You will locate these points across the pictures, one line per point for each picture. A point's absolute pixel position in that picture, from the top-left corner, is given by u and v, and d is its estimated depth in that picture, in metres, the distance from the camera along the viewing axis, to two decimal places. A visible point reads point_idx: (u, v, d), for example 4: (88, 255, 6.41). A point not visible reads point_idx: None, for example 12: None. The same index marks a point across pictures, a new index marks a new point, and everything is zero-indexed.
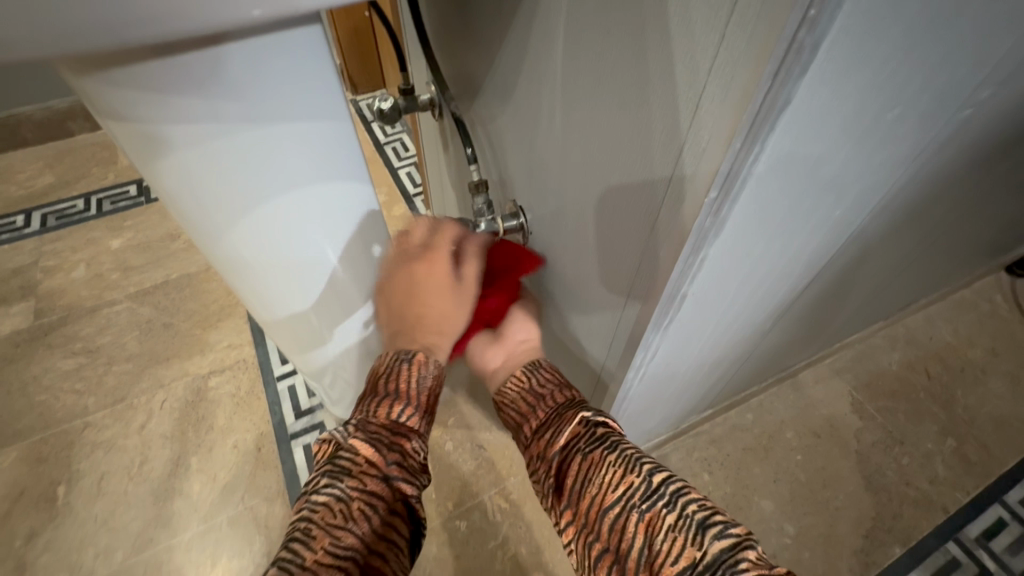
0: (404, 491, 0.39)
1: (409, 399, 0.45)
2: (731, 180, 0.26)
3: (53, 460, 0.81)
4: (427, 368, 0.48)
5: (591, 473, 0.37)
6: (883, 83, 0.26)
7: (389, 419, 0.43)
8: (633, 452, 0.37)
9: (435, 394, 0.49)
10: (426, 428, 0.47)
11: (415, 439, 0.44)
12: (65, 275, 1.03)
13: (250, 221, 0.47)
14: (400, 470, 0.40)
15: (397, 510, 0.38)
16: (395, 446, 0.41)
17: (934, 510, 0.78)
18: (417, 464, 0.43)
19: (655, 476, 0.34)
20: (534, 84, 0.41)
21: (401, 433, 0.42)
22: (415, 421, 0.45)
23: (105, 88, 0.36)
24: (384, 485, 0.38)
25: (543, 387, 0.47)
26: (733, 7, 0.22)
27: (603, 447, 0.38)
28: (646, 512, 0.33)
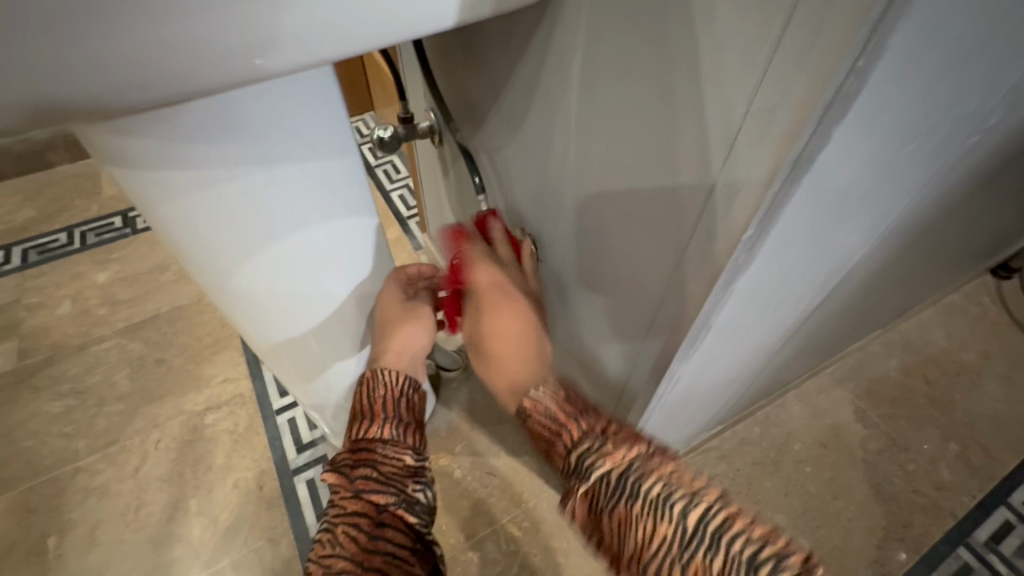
0: (378, 501, 0.40)
1: (366, 412, 0.46)
2: (769, 219, 0.27)
3: (43, 510, 0.78)
4: (380, 378, 0.48)
5: (623, 530, 0.31)
6: (910, 121, 0.27)
7: (349, 439, 0.45)
8: (655, 493, 0.31)
9: (405, 399, 0.48)
10: (404, 430, 0.46)
11: (383, 447, 0.44)
12: (50, 312, 0.99)
13: (258, 260, 0.46)
14: (369, 483, 0.41)
15: (386, 520, 0.40)
16: (361, 463, 0.43)
17: (943, 516, 0.79)
18: (400, 469, 0.43)
19: (689, 514, 0.29)
20: (547, 118, 0.41)
21: (362, 449, 0.43)
22: (379, 430, 0.45)
23: (110, 138, 0.35)
24: (361, 502, 0.40)
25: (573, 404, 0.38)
26: (770, 56, 0.23)
27: (626, 497, 0.31)
28: (688, 564, 0.29)
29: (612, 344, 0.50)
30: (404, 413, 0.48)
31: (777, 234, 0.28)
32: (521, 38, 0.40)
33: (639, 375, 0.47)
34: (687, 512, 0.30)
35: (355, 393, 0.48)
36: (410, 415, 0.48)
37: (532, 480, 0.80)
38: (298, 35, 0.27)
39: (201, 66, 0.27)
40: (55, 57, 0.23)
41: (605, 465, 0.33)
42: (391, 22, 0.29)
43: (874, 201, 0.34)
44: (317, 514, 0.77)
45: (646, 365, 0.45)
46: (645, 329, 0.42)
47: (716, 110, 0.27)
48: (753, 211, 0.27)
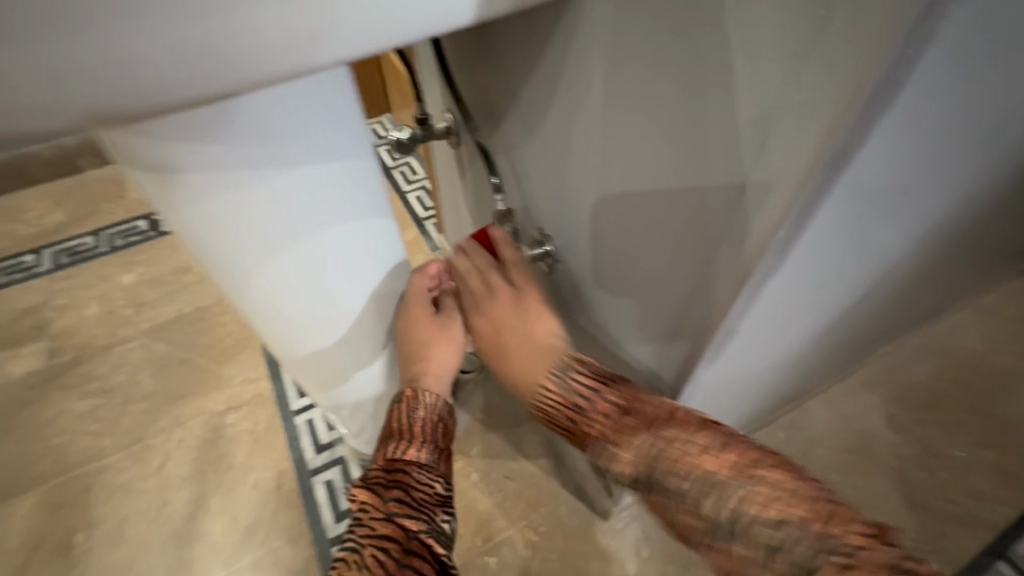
0: (410, 527, 0.40)
1: (402, 434, 0.47)
2: (803, 218, 0.26)
3: (70, 507, 0.80)
4: (420, 401, 0.49)
5: (665, 514, 0.35)
6: (955, 113, 0.25)
7: (384, 459, 0.45)
8: (737, 528, 0.32)
9: (441, 423, 0.49)
10: (436, 459, 0.47)
11: (417, 471, 0.45)
12: (78, 313, 1.02)
13: (278, 262, 0.47)
14: (401, 506, 0.41)
15: (414, 548, 0.38)
16: (395, 483, 0.43)
17: (978, 527, 0.76)
18: (430, 496, 0.44)
19: (783, 552, 0.30)
20: (568, 117, 0.41)
21: (397, 469, 0.44)
22: (416, 452, 0.46)
23: (133, 141, 0.36)
24: (392, 525, 0.39)
25: (625, 422, 0.38)
26: (808, 47, 0.22)
27: (714, 534, 0.32)
28: (717, 546, 0.32)
29: (633, 347, 0.49)
30: (438, 441, 0.48)
31: (810, 234, 0.27)
32: (541, 35, 0.39)
33: (661, 379, 0.46)
34: (777, 548, 0.30)
35: (394, 410, 0.48)
36: (444, 443, 0.49)
37: (549, 483, 0.79)
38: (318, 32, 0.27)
39: (222, 66, 0.26)
40: (76, 62, 0.23)
41: (682, 506, 0.34)
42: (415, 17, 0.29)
43: (912, 198, 0.32)
44: (336, 514, 0.78)
45: (669, 368, 0.44)
46: (669, 332, 0.41)
47: (747, 106, 0.26)
48: (786, 211, 0.26)
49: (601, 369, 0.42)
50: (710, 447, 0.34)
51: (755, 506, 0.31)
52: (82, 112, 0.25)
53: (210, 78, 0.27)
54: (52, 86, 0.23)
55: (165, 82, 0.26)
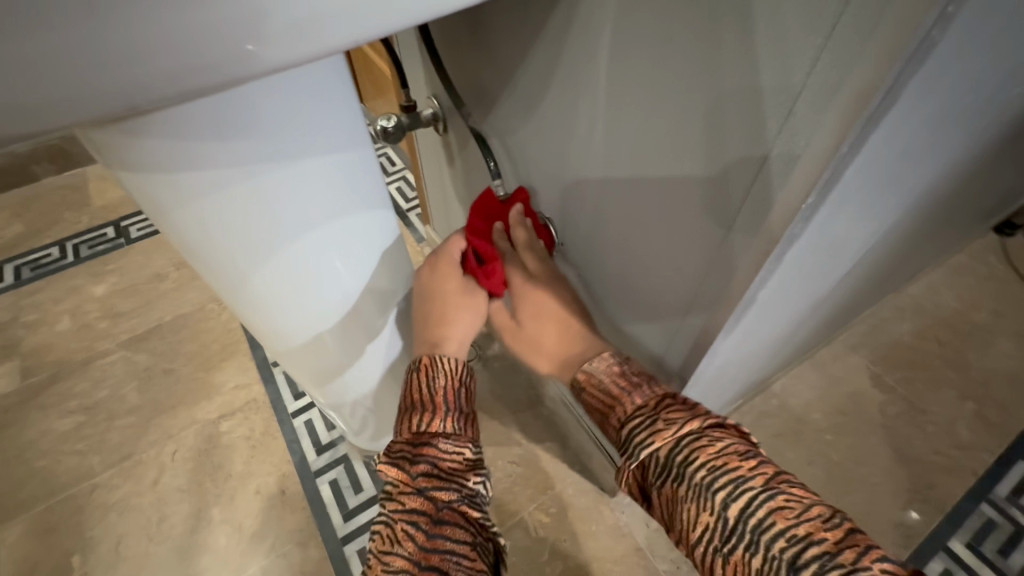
0: (441, 498, 0.40)
1: (427, 405, 0.45)
2: (831, 185, 0.26)
3: (63, 529, 0.77)
4: (438, 368, 0.46)
5: (670, 508, 0.33)
6: (969, 71, 0.26)
7: (410, 432, 0.44)
8: (702, 477, 0.32)
9: (464, 389, 0.47)
10: (463, 424, 0.45)
11: (442, 441, 0.43)
12: (50, 329, 0.97)
13: (277, 262, 0.45)
14: (430, 479, 0.41)
15: (448, 517, 0.40)
16: (422, 457, 0.42)
17: (964, 475, 0.79)
18: (460, 464, 0.43)
19: (737, 502, 0.30)
20: (570, 96, 0.40)
21: (423, 443, 0.43)
22: (441, 423, 0.44)
23: (117, 140, 0.33)
24: (423, 499, 0.40)
25: (630, 378, 0.40)
26: (840, 11, 0.22)
27: (673, 477, 0.33)
28: (727, 552, 0.30)
29: (641, 325, 0.48)
30: (462, 406, 0.46)
31: (833, 199, 0.28)
32: (539, 10, 0.38)
33: (673, 355, 0.46)
34: (798, 567, 0.27)
35: (414, 379, 0.46)
36: (469, 407, 0.47)
37: (556, 466, 0.80)
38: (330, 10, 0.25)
39: (231, 53, 0.25)
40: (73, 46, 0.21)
41: (693, 454, 0.33)
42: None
43: (918, 161, 0.33)
44: (344, 514, 0.77)
45: (682, 344, 0.44)
46: (683, 309, 0.41)
47: (770, 73, 0.25)
48: (815, 178, 0.26)
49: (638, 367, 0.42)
50: (700, 411, 0.35)
51: (773, 512, 0.29)
52: (82, 107, 0.24)
53: (218, 65, 0.25)
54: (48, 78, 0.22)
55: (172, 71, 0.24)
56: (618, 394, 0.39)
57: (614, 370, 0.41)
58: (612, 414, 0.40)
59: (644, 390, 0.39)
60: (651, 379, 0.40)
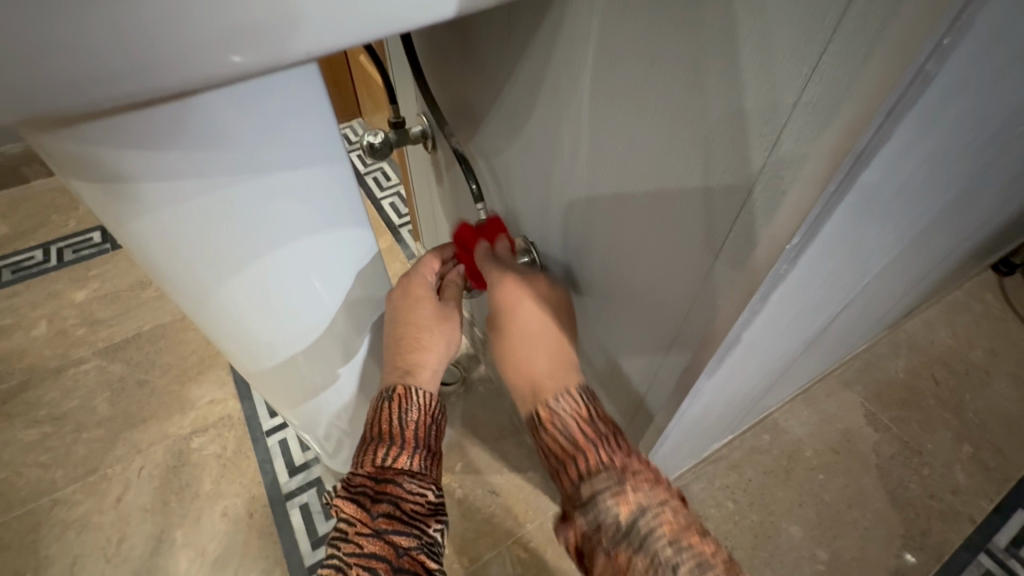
0: (400, 543, 0.38)
1: (394, 438, 0.43)
2: (817, 223, 0.25)
3: (17, 547, 0.73)
4: (412, 403, 0.44)
5: None
6: (966, 108, 0.24)
7: (373, 466, 0.41)
8: (666, 552, 0.32)
9: (434, 425, 0.45)
10: (427, 465, 0.44)
11: (407, 481, 0.41)
12: (24, 334, 0.94)
13: (243, 277, 0.43)
14: (391, 521, 0.39)
15: (405, 565, 0.37)
16: (384, 496, 0.40)
17: (962, 521, 0.77)
18: (422, 507, 0.41)
19: None
20: (554, 118, 0.38)
21: (387, 479, 0.41)
22: (408, 460, 0.42)
23: (67, 147, 0.32)
24: (381, 542, 0.37)
25: (597, 427, 0.39)
26: (829, 38, 0.20)
27: (632, 545, 0.33)
28: None
29: (624, 359, 0.47)
30: (430, 444, 0.45)
31: (820, 238, 0.26)
32: (524, 28, 0.37)
33: (656, 390, 0.44)
34: None
35: (385, 409, 0.44)
36: (437, 446, 0.45)
37: (537, 498, 0.76)
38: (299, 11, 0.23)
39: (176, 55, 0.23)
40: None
41: (660, 527, 0.33)
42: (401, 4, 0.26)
43: (911, 201, 0.31)
44: (312, 541, 0.73)
45: (665, 379, 0.42)
46: (665, 344, 0.39)
47: (757, 101, 0.24)
48: (802, 217, 0.25)
49: (600, 411, 0.41)
50: (667, 484, 0.36)
51: None
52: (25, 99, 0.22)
53: (180, 63, 0.23)
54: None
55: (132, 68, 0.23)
56: (585, 444, 0.38)
57: (581, 414, 0.40)
58: (571, 463, 0.39)
59: (612, 446, 0.38)
60: (617, 433, 0.39)
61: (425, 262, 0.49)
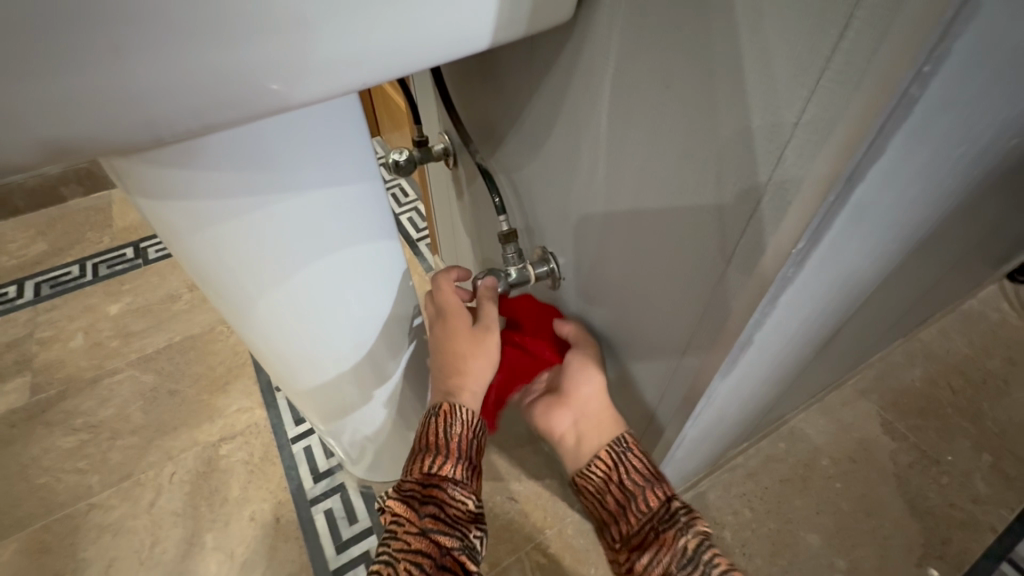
0: (444, 543, 0.40)
1: (441, 449, 0.45)
2: (819, 231, 0.27)
3: (56, 550, 0.76)
4: (456, 418, 0.46)
5: None
6: (958, 125, 0.26)
7: (422, 473, 0.43)
8: None
9: (477, 438, 0.47)
10: (469, 476, 0.45)
11: (451, 488, 0.43)
12: (63, 345, 0.99)
13: (284, 288, 0.46)
14: (437, 522, 0.41)
15: (447, 565, 0.40)
16: (430, 499, 0.42)
17: (983, 531, 0.76)
18: (463, 513, 0.43)
19: None
20: (573, 137, 0.41)
21: (433, 485, 0.43)
22: (452, 469, 0.44)
23: (137, 169, 0.35)
24: (426, 541, 0.40)
25: (641, 476, 0.45)
26: (826, 64, 0.23)
27: (696, 571, 0.38)
28: None
29: (641, 364, 0.48)
30: (473, 455, 0.47)
31: (824, 245, 0.28)
32: (546, 55, 0.40)
33: (671, 393, 0.46)
34: None
35: (431, 423, 0.46)
36: (478, 458, 0.47)
37: (555, 504, 0.78)
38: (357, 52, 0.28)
39: (254, 90, 0.27)
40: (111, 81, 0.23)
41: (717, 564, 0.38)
42: (396, 48, 0.29)
43: (912, 209, 0.33)
44: (337, 546, 0.75)
45: (680, 384, 0.44)
46: (681, 348, 0.41)
47: (762, 120, 0.26)
48: (806, 224, 0.26)
49: (650, 460, 0.46)
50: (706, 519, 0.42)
51: None
52: (54, 137, 0.24)
53: (254, 99, 0.27)
54: (28, 104, 0.22)
55: (161, 113, 0.25)
56: (631, 492, 0.44)
57: (623, 468, 0.45)
58: (623, 513, 0.44)
59: (654, 493, 0.43)
60: (659, 478, 0.45)
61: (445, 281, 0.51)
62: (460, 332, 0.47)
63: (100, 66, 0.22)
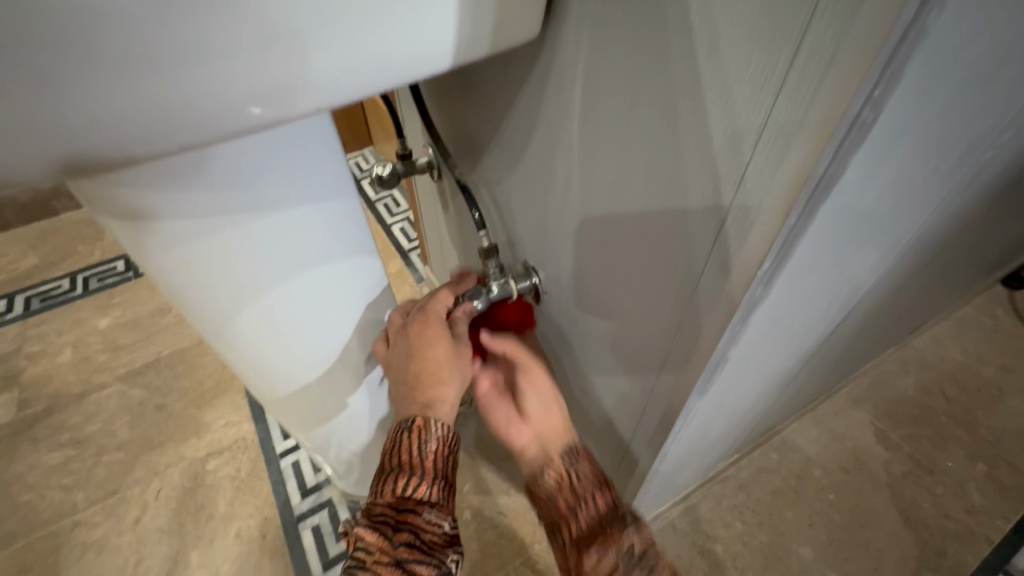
0: (420, 572, 0.40)
1: (415, 469, 0.44)
2: (784, 252, 0.26)
3: (39, 569, 0.75)
4: (431, 433, 0.45)
5: None
6: (923, 142, 0.26)
7: (395, 496, 0.43)
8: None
9: (452, 456, 0.47)
10: (444, 495, 0.45)
11: (426, 511, 0.43)
12: (50, 360, 0.98)
13: (260, 305, 0.46)
14: (412, 550, 0.40)
15: None
16: (404, 525, 0.42)
17: (978, 542, 0.75)
18: (439, 537, 0.43)
19: None
20: (548, 153, 0.41)
21: (407, 509, 0.42)
22: (427, 490, 0.44)
23: (103, 191, 0.35)
24: (400, 571, 0.39)
25: (584, 489, 0.47)
26: (780, 86, 0.22)
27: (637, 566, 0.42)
28: None
29: (622, 380, 0.48)
30: (448, 474, 0.46)
31: (791, 264, 0.28)
32: (519, 71, 0.40)
33: (651, 408, 0.45)
34: None
35: (404, 440, 0.45)
36: (453, 475, 0.47)
37: None
38: (314, 77, 0.27)
39: (208, 116, 0.26)
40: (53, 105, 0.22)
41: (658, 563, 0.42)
42: (353, 71, 0.28)
43: (886, 224, 0.33)
44: (323, 563, 0.75)
45: (659, 400, 0.43)
46: (658, 364, 0.41)
47: (723, 141, 0.26)
48: (770, 243, 0.26)
49: (601, 469, 0.49)
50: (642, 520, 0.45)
51: None
52: (16, 163, 0.23)
53: (209, 124, 0.27)
54: None
55: (136, 132, 0.25)
56: (571, 504, 0.46)
57: (565, 481, 0.47)
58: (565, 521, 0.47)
59: (591, 505, 0.46)
60: (603, 484, 0.47)
61: (441, 296, 0.50)
62: (442, 345, 0.47)
63: (64, 89, 0.22)
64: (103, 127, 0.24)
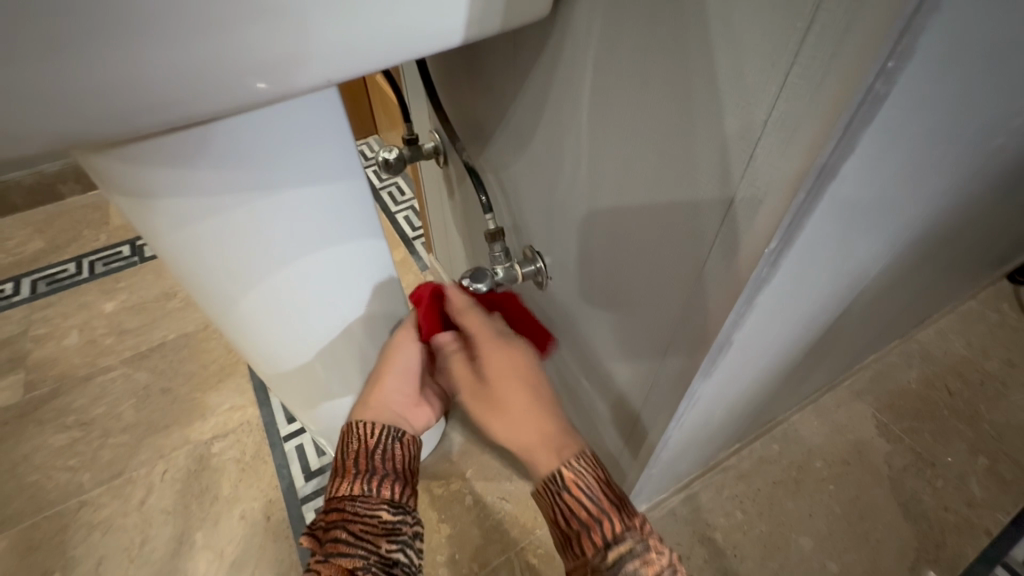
0: (346, 565, 0.38)
1: (343, 467, 0.45)
2: (793, 232, 0.26)
3: (46, 548, 0.76)
4: (354, 432, 0.47)
5: None
6: (937, 122, 0.26)
7: (325, 499, 0.43)
8: None
9: (379, 448, 0.46)
10: (377, 484, 0.44)
11: (349, 505, 0.42)
12: (57, 343, 0.99)
13: (265, 287, 0.46)
14: (337, 545, 0.39)
15: None
16: (331, 525, 0.41)
17: (977, 535, 0.75)
18: (374, 526, 0.41)
19: None
20: (555, 135, 0.41)
21: (332, 509, 0.42)
22: (349, 485, 0.43)
23: (113, 167, 0.35)
24: (328, 568, 0.38)
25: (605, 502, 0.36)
26: (793, 60, 0.22)
27: None
28: None
29: (626, 365, 0.48)
30: (380, 462, 0.45)
31: (799, 244, 0.28)
32: (528, 52, 0.40)
33: (654, 393, 0.45)
34: None
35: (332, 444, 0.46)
36: (390, 462, 0.46)
37: None
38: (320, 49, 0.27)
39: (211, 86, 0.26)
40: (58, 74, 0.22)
41: None
42: (359, 45, 0.28)
43: (895, 208, 0.33)
44: None
45: (663, 385, 0.43)
46: (663, 347, 0.41)
47: (734, 118, 0.26)
48: (777, 223, 0.26)
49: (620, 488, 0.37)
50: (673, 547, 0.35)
51: None
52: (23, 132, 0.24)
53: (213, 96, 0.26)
54: None
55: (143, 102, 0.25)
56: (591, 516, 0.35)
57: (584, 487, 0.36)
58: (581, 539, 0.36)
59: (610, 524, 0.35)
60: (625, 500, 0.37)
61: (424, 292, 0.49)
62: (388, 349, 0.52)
63: (65, 57, 0.22)
64: (108, 96, 0.24)
